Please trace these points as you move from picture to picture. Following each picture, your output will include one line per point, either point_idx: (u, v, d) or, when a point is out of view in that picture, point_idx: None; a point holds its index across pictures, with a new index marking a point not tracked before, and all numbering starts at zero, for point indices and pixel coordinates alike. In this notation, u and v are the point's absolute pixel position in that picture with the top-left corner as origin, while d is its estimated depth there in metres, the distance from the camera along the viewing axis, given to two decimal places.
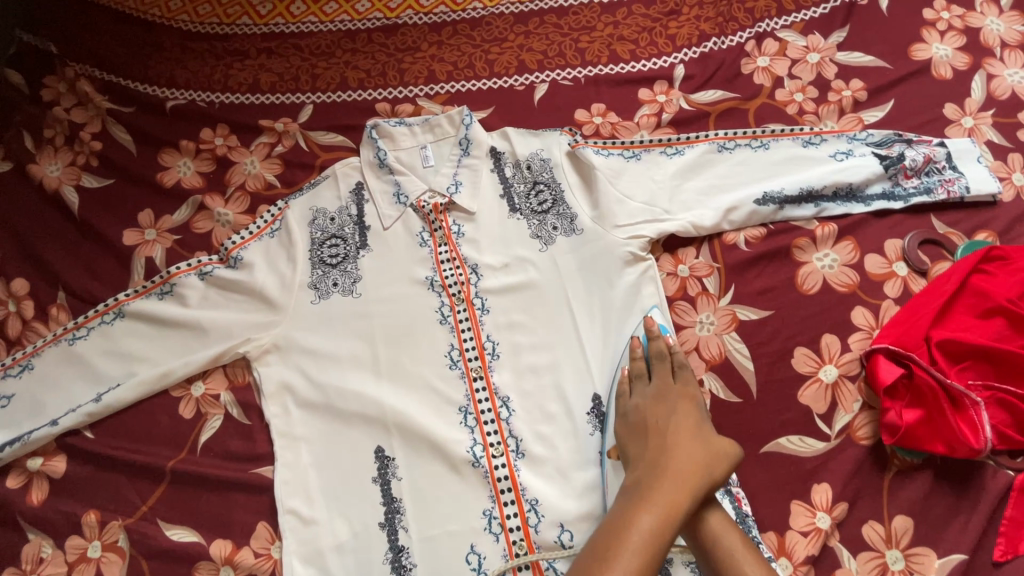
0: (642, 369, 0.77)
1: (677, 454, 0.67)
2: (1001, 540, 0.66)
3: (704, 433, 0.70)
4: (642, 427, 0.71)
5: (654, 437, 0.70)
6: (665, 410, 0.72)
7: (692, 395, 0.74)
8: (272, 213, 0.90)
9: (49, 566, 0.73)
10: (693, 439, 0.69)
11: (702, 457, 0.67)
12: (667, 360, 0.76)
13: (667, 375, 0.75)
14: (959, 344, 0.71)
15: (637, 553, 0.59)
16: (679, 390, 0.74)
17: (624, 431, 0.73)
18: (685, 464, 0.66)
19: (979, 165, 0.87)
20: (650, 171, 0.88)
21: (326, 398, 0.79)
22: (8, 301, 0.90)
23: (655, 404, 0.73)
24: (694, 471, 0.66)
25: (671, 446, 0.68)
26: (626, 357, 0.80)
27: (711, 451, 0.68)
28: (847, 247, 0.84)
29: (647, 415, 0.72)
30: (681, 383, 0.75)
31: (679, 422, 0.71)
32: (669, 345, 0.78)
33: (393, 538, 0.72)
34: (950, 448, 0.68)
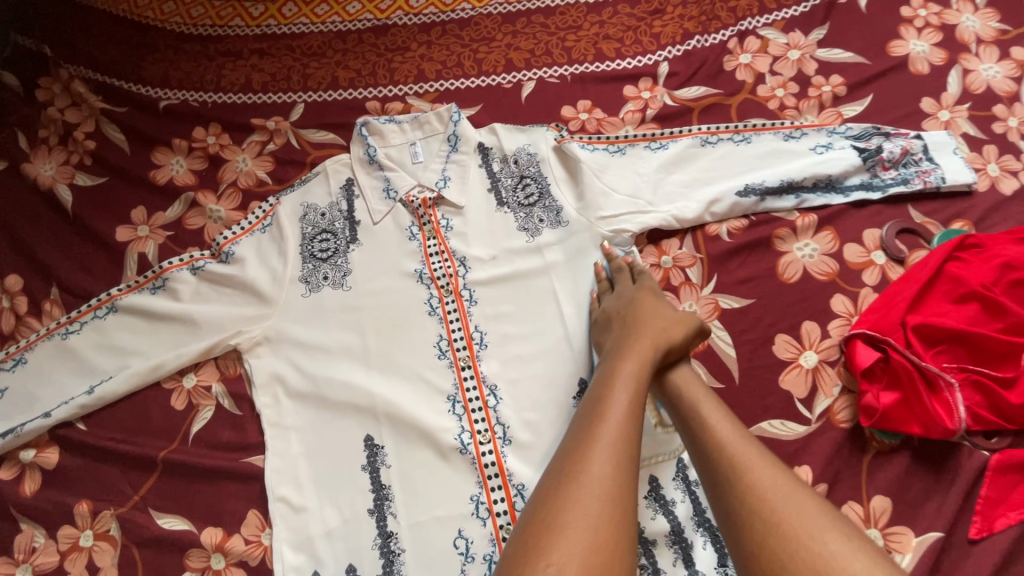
0: (608, 286, 0.83)
1: (644, 322, 0.71)
2: (977, 518, 0.68)
3: (662, 306, 0.74)
4: (608, 321, 0.75)
5: (620, 320, 0.73)
6: (627, 298, 0.76)
7: (650, 288, 0.78)
8: (263, 210, 0.91)
9: (42, 556, 0.73)
10: (655, 309, 0.73)
11: (663, 321, 0.71)
12: (626, 271, 0.81)
13: (627, 281, 0.80)
14: (934, 329, 0.73)
15: (625, 393, 0.61)
16: (638, 286, 0.78)
17: (598, 333, 0.77)
18: (650, 327, 0.70)
19: (955, 157, 0.89)
20: (634, 165, 0.90)
21: (316, 388, 0.81)
22: (2, 297, 0.91)
23: (618, 299, 0.77)
24: (659, 329, 0.70)
25: (637, 319, 0.72)
26: (593, 280, 0.86)
27: (671, 317, 0.72)
28: (827, 237, 0.86)
29: (612, 306, 0.77)
30: (641, 284, 0.80)
31: (639, 302, 0.74)
32: (629, 261, 0.84)
33: (382, 524, 0.73)
34: (926, 429, 0.70)
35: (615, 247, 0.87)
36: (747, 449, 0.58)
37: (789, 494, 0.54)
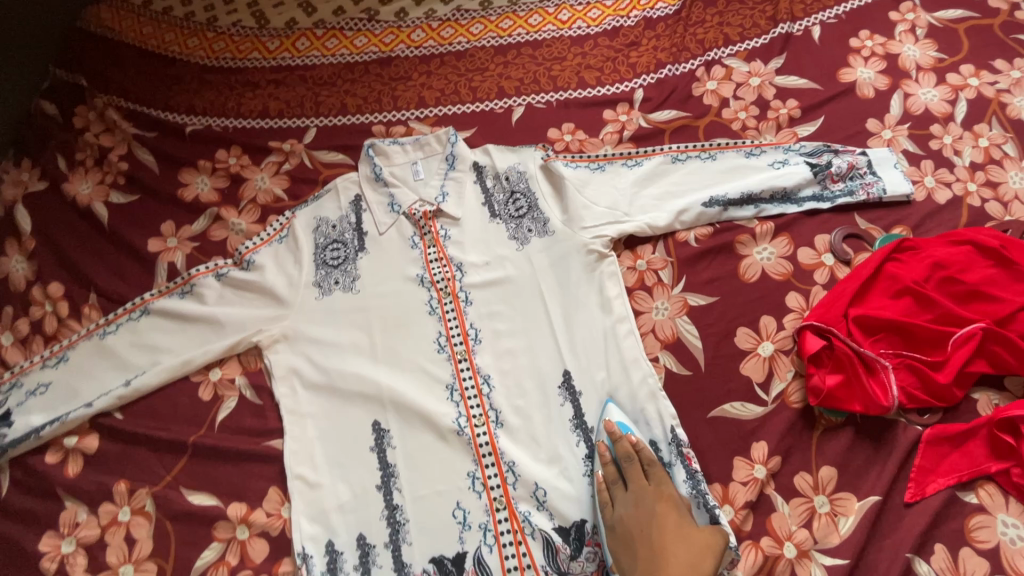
0: (615, 474, 0.80)
1: (669, 558, 0.73)
2: (911, 484, 0.78)
3: (685, 527, 0.75)
4: (629, 536, 0.76)
5: (642, 547, 0.75)
6: (646, 515, 0.76)
7: (669, 497, 0.78)
8: (280, 222, 1.02)
9: (84, 530, 0.82)
10: (680, 534, 0.74)
11: (689, 554, 0.72)
12: (636, 462, 0.79)
13: (640, 478, 0.79)
14: (872, 320, 0.84)
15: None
16: (655, 493, 0.78)
17: (616, 542, 0.77)
18: (676, 566, 0.72)
19: (895, 171, 1.01)
20: (612, 180, 1.01)
21: (329, 379, 0.90)
22: (45, 302, 1.01)
23: (638, 509, 0.77)
24: (686, 569, 0.71)
25: (660, 553, 0.74)
26: (598, 461, 0.82)
27: (697, 549, 0.73)
28: (783, 242, 0.97)
29: (631, 526, 0.76)
30: (655, 484, 0.79)
31: (661, 526, 0.75)
32: (634, 442, 0.81)
33: (388, 498, 0.82)
34: (865, 407, 0.80)
35: (616, 417, 0.84)
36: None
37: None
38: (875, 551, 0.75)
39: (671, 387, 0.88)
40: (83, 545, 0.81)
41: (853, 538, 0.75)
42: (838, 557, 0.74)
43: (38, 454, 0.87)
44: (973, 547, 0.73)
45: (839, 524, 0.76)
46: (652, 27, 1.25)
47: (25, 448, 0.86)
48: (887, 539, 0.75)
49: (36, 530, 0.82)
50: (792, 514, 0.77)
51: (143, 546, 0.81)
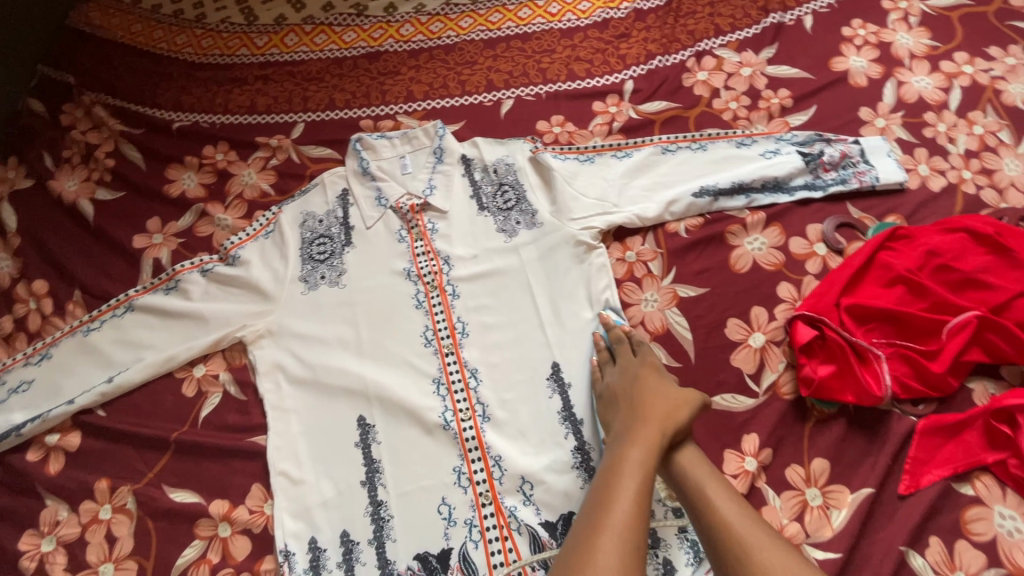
0: (608, 355, 0.86)
1: (647, 407, 0.74)
2: (906, 475, 0.76)
3: (665, 386, 0.78)
4: (614, 398, 0.79)
5: (624, 400, 0.77)
6: (631, 379, 0.79)
7: (652, 364, 0.82)
8: (266, 217, 1.01)
9: (64, 528, 0.81)
10: (658, 388, 0.77)
11: (666, 404, 0.75)
12: (625, 341, 0.85)
13: (628, 353, 0.83)
14: (865, 308, 0.82)
15: (632, 481, 0.65)
16: (640, 362, 0.81)
17: (603, 407, 0.81)
18: (653, 411, 0.74)
19: (889, 159, 0.99)
20: (601, 172, 1.00)
21: (314, 374, 0.89)
22: (29, 300, 1.00)
23: (623, 375, 0.80)
24: (663, 413, 0.73)
25: (640, 402, 0.75)
26: (592, 347, 0.89)
27: (675, 399, 0.75)
28: (774, 232, 0.96)
29: (617, 388, 0.80)
30: (642, 356, 0.83)
31: (642, 385, 0.78)
32: (626, 330, 0.87)
33: (373, 493, 0.81)
34: (858, 397, 0.78)
35: (611, 313, 0.90)
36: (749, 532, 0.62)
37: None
38: (868, 544, 0.73)
39: None
40: (63, 544, 0.80)
41: (846, 531, 0.73)
42: (831, 551, 0.72)
43: (20, 453, 0.86)
44: (970, 540, 0.72)
45: (831, 517, 0.74)
46: (642, 18, 1.24)
47: (6, 446, 0.85)
48: (881, 532, 0.73)
49: (16, 529, 0.81)
50: (783, 507, 0.75)
51: (123, 545, 0.80)
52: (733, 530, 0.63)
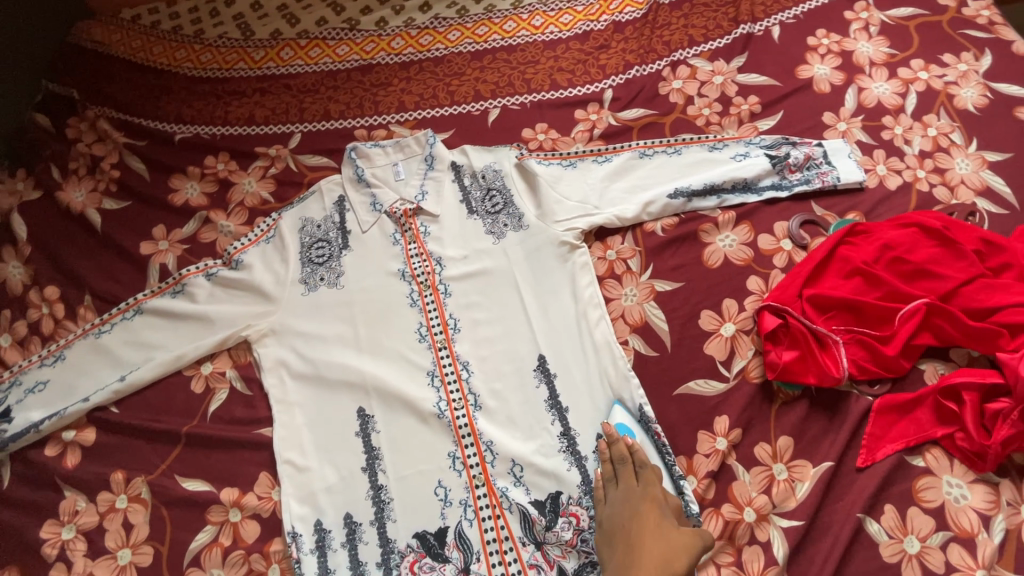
0: (611, 473, 0.82)
1: (642, 549, 0.72)
2: (863, 450, 0.83)
3: (666, 528, 0.75)
4: (612, 533, 0.77)
5: (622, 539, 0.76)
6: (630, 510, 0.77)
7: (654, 497, 0.78)
8: (267, 224, 1.07)
9: (84, 517, 0.86)
10: (657, 529, 0.74)
11: (663, 548, 0.72)
12: (626, 463, 0.81)
13: (630, 477, 0.80)
14: (825, 298, 0.89)
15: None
16: (641, 493, 0.78)
17: (603, 540, 0.78)
18: (647, 555, 0.72)
19: (849, 160, 1.07)
20: (584, 176, 1.07)
21: (316, 370, 0.95)
22: (42, 305, 1.06)
23: (624, 509, 0.78)
24: (658, 558, 0.71)
25: (636, 545, 0.73)
26: (597, 458, 0.86)
27: (673, 545, 0.72)
28: (744, 230, 1.03)
29: (616, 521, 0.78)
30: (644, 484, 0.80)
31: (640, 522, 0.75)
32: (629, 445, 0.83)
33: (374, 478, 0.86)
34: (819, 379, 0.85)
35: (616, 422, 0.86)
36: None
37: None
38: (828, 512, 0.80)
39: (640, 368, 0.93)
40: (83, 531, 0.85)
41: (808, 501, 0.80)
42: (795, 519, 0.79)
43: (38, 448, 0.91)
44: (920, 506, 0.79)
45: (796, 489, 0.81)
46: (621, 30, 1.31)
47: (25, 442, 0.90)
48: (839, 502, 0.80)
49: (38, 519, 0.86)
50: (751, 481, 0.82)
51: (139, 532, 0.85)
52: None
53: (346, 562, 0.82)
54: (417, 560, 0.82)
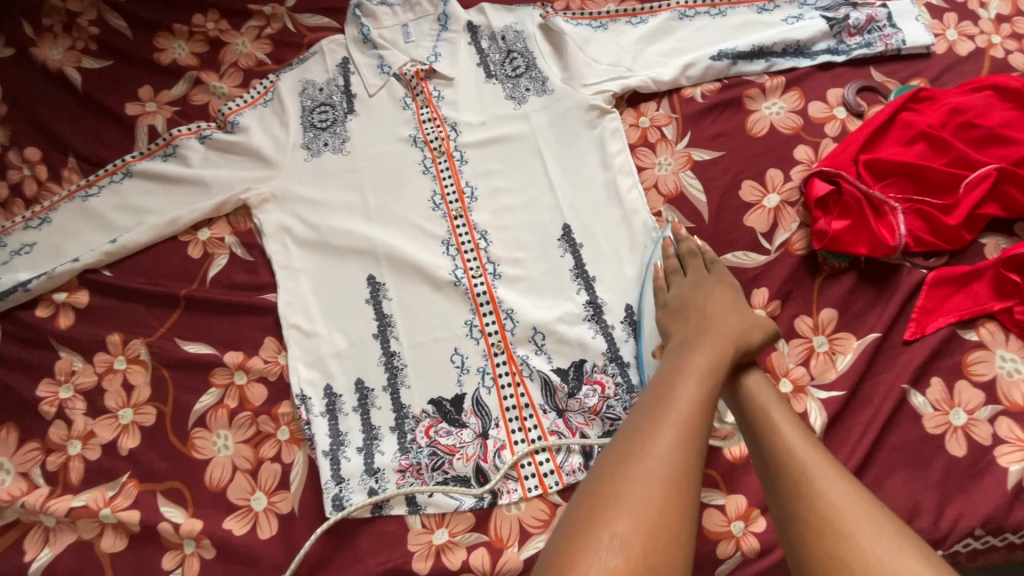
0: (676, 266, 0.80)
1: (719, 322, 0.68)
2: (912, 323, 0.77)
3: (740, 307, 0.72)
4: (682, 309, 0.74)
5: (694, 312, 0.72)
6: (703, 293, 0.74)
7: (727, 284, 0.76)
8: (264, 85, 0.98)
9: (81, 377, 0.82)
10: (732, 309, 0.71)
11: (740, 324, 0.69)
12: (699, 256, 0.80)
13: (700, 269, 0.78)
14: (882, 164, 0.81)
15: (694, 381, 0.58)
16: (714, 280, 0.76)
17: (665, 316, 0.75)
18: (726, 327, 0.68)
19: (916, 23, 0.95)
20: (615, 39, 0.96)
21: (321, 236, 0.88)
22: (22, 167, 0.97)
23: (698, 292, 0.75)
24: (736, 331, 0.67)
25: (711, 318, 0.70)
26: (659, 254, 0.83)
27: (749, 320, 0.70)
28: (794, 97, 0.92)
29: (686, 299, 0.74)
30: (716, 275, 0.77)
31: (714, 301, 0.72)
32: (700, 243, 0.82)
33: (386, 345, 0.82)
34: (871, 250, 0.79)
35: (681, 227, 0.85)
36: (810, 461, 0.55)
37: (852, 509, 0.50)
38: (869, 385, 0.75)
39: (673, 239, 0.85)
40: (81, 391, 0.81)
41: (850, 372, 0.75)
42: (834, 390, 0.74)
43: (29, 309, 0.86)
44: (969, 379, 0.73)
45: (836, 361, 0.76)
46: None
47: (13, 302, 0.85)
48: (883, 374, 0.75)
49: (33, 378, 0.82)
50: (790, 352, 0.77)
51: (141, 392, 0.81)
52: (792, 452, 0.56)
53: (358, 426, 0.78)
54: (432, 425, 0.77)
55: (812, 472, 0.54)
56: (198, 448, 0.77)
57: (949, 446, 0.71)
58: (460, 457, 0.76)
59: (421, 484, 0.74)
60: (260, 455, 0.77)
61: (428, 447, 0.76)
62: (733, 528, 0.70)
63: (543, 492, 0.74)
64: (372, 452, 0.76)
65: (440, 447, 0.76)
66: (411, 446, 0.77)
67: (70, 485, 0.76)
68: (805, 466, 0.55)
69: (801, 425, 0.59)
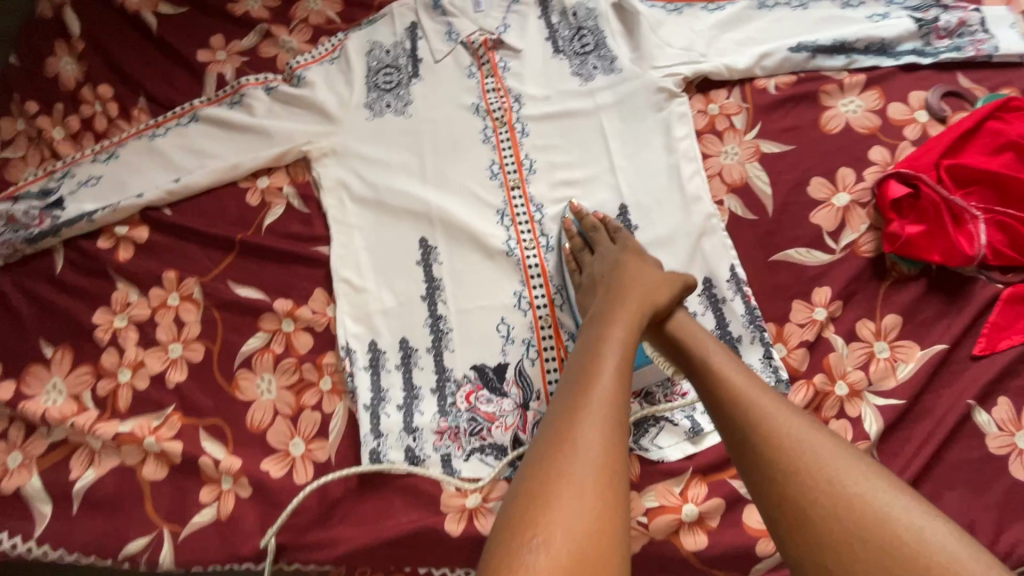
0: (581, 243, 0.82)
1: (629, 288, 0.69)
2: (983, 338, 0.73)
3: (648, 268, 0.73)
4: (594, 285, 0.75)
5: (604, 286, 0.72)
6: (612, 262, 0.75)
7: (634, 248, 0.77)
8: (333, 43, 0.98)
9: (136, 309, 0.83)
10: (639, 271, 0.72)
11: (648, 284, 0.69)
12: (601, 229, 0.80)
13: (605, 240, 0.79)
14: (964, 170, 0.78)
15: (613, 356, 0.58)
16: (621, 248, 0.77)
17: (583, 296, 0.76)
18: (635, 291, 0.68)
19: (1011, 30, 0.90)
20: (690, 23, 0.94)
21: (377, 194, 0.88)
22: (94, 103, 0.99)
23: (602, 262, 0.76)
24: (643, 293, 0.68)
25: (620, 284, 0.70)
26: (564, 236, 0.85)
27: (657, 279, 0.70)
28: (873, 96, 0.89)
29: (598, 275, 0.75)
30: (621, 243, 0.79)
31: (624, 268, 0.73)
32: (601, 217, 0.83)
33: (433, 308, 0.81)
34: (945, 257, 0.75)
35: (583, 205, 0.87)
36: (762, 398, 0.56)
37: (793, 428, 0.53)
38: (932, 397, 0.72)
39: (735, 229, 0.83)
40: (135, 322, 0.83)
41: (911, 381, 0.72)
42: (893, 399, 0.71)
43: (91, 239, 0.88)
44: None
45: (897, 369, 0.73)
46: None
47: (78, 231, 0.87)
48: (946, 388, 0.72)
49: (90, 305, 0.84)
50: (849, 354, 0.74)
51: (191, 329, 0.82)
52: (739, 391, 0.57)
53: (399, 383, 0.78)
54: (473, 391, 0.77)
55: (763, 404, 0.55)
56: (241, 389, 0.78)
57: (1013, 470, 0.67)
58: (498, 426, 0.75)
59: (457, 447, 0.75)
60: (301, 403, 0.78)
61: (468, 412, 0.76)
62: None
63: None
64: (412, 411, 0.77)
65: (480, 413, 0.76)
66: (451, 410, 0.76)
67: (118, 411, 0.78)
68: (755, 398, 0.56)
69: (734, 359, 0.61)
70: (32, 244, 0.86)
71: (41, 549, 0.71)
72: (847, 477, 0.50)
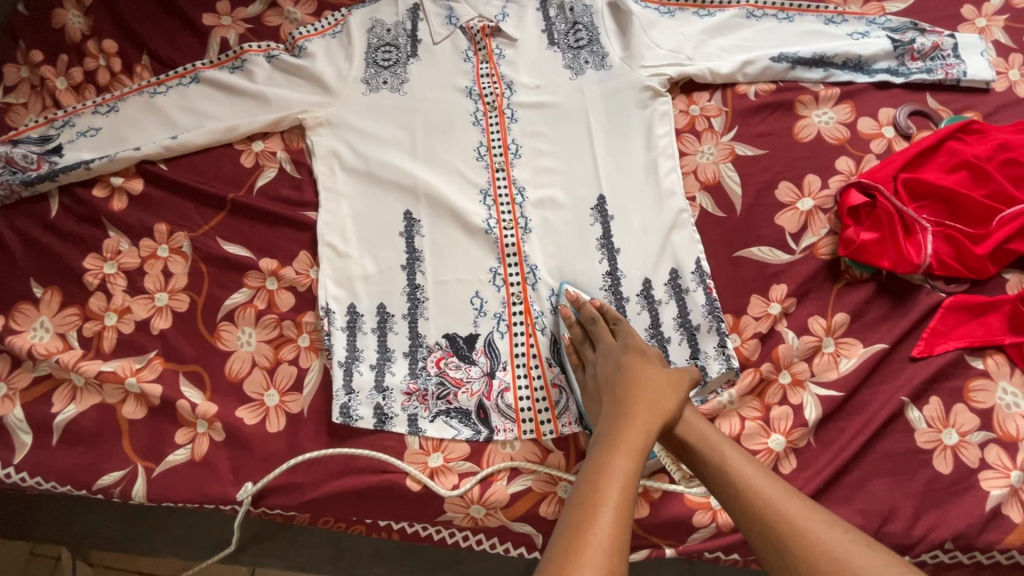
0: (582, 334, 0.80)
1: (633, 398, 0.68)
2: (922, 341, 0.79)
3: (653, 369, 0.72)
4: (598, 388, 0.74)
5: (609, 391, 0.71)
6: (613, 366, 0.74)
7: (636, 346, 0.75)
8: (336, 18, 1.01)
9: (126, 258, 0.87)
10: (648, 376, 0.71)
11: (655, 394, 0.68)
12: (599, 319, 0.79)
13: (607, 334, 0.78)
14: (919, 184, 0.84)
15: (619, 481, 0.57)
16: (622, 345, 0.76)
17: (590, 400, 0.75)
18: (641, 403, 0.67)
19: (980, 58, 0.95)
20: (680, 27, 0.98)
21: (367, 166, 0.92)
22: (98, 56, 1.01)
23: (604, 362, 0.74)
24: (650, 403, 0.67)
25: (624, 391, 0.70)
26: (563, 324, 0.82)
27: (663, 385, 0.70)
28: (845, 109, 0.94)
29: (601, 378, 0.74)
30: (622, 338, 0.77)
31: (628, 370, 0.72)
32: (598, 304, 0.80)
33: (412, 278, 0.85)
34: (893, 265, 0.81)
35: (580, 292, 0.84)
36: (790, 507, 0.58)
37: (812, 526, 0.56)
38: (869, 392, 0.77)
39: (704, 223, 0.88)
40: (124, 270, 0.86)
41: (850, 376, 0.77)
42: (832, 390, 0.77)
43: (86, 187, 0.91)
44: (968, 404, 0.75)
45: (840, 363, 0.78)
46: None
47: (75, 178, 0.90)
48: (883, 385, 0.77)
49: (81, 250, 0.87)
50: (798, 347, 0.79)
51: (178, 281, 0.86)
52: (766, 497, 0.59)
53: (374, 345, 0.82)
54: (443, 357, 0.81)
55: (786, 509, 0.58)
56: (223, 339, 0.82)
57: (936, 462, 0.73)
58: (465, 391, 0.80)
59: (424, 409, 0.79)
60: (279, 356, 0.82)
61: (437, 376, 0.80)
62: (712, 501, 0.73)
63: (537, 437, 0.78)
64: (383, 370, 0.81)
65: (448, 379, 0.80)
66: (421, 373, 0.81)
67: (101, 352, 0.81)
68: (779, 505, 0.58)
69: (752, 462, 0.63)
70: (29, 186, 0.88)
71: (19, 475, 0.75)
72: (870, 567, 0.53)
